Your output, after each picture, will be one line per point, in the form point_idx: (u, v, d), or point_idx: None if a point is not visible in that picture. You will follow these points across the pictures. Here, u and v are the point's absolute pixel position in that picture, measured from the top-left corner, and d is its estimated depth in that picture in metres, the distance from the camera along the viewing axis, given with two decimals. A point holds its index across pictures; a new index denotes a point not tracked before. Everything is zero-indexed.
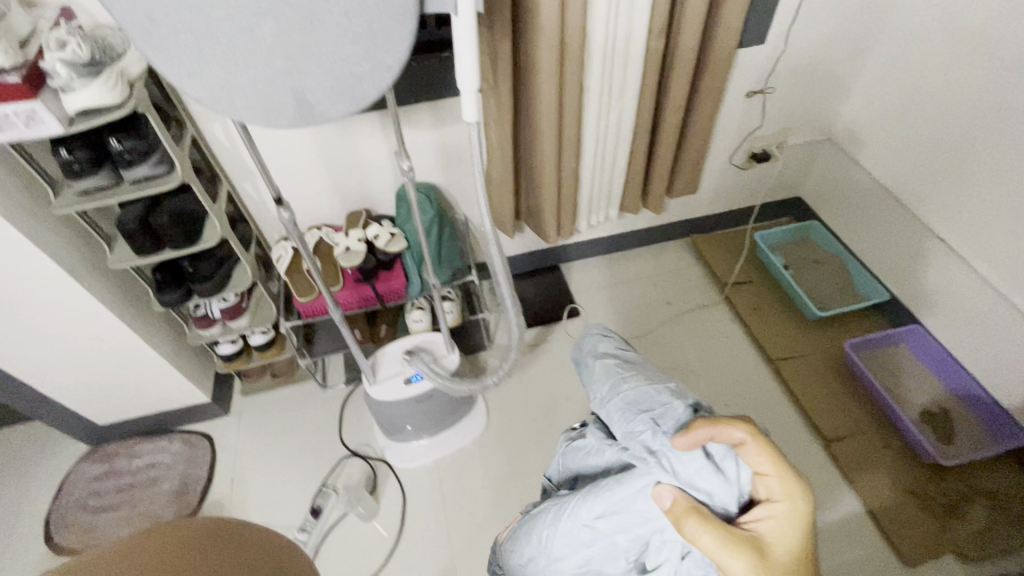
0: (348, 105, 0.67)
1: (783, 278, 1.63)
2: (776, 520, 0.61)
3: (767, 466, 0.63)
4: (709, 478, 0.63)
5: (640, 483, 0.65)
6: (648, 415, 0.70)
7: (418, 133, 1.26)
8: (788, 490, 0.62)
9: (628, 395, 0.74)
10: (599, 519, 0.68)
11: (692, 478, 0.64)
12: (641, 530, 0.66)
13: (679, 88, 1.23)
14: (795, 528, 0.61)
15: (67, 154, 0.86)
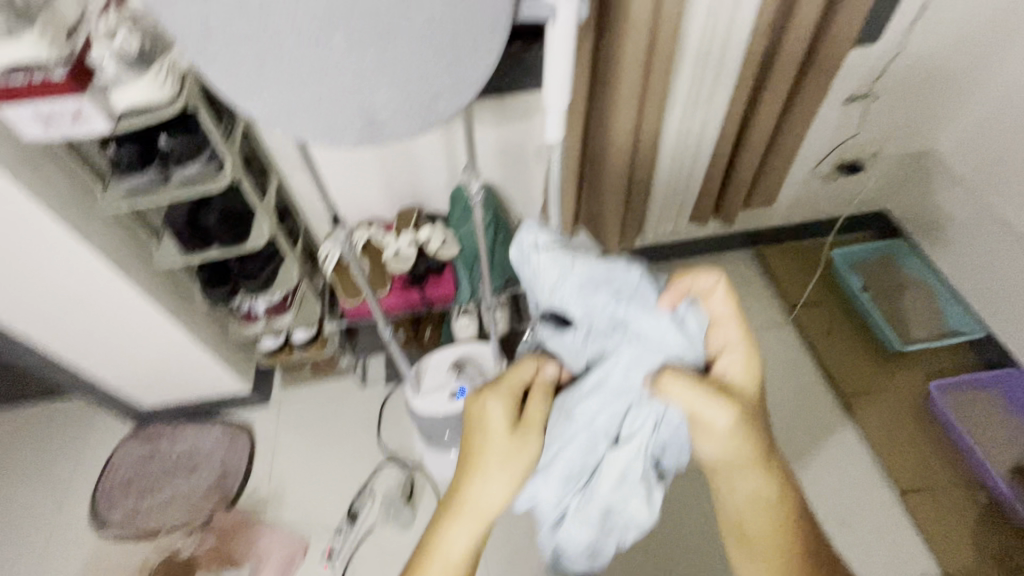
0: (421, 122, 0.59)
1: (862, 303, 1.48)
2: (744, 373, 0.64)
3: (720, 309, 0.64)
4: (682, 336, 0.62)
5: (619, 363, 0.63)
6: (610, 288, 0.63)
7: (478, 129, 1.16)
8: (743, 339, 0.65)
9: (596, 290, 0.64)
10: (587, 417, 0.65)
11: (660, 343, 0.62)
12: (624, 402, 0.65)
13: (776, 94, 1.09)
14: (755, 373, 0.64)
15: (116, 150, 0.81)
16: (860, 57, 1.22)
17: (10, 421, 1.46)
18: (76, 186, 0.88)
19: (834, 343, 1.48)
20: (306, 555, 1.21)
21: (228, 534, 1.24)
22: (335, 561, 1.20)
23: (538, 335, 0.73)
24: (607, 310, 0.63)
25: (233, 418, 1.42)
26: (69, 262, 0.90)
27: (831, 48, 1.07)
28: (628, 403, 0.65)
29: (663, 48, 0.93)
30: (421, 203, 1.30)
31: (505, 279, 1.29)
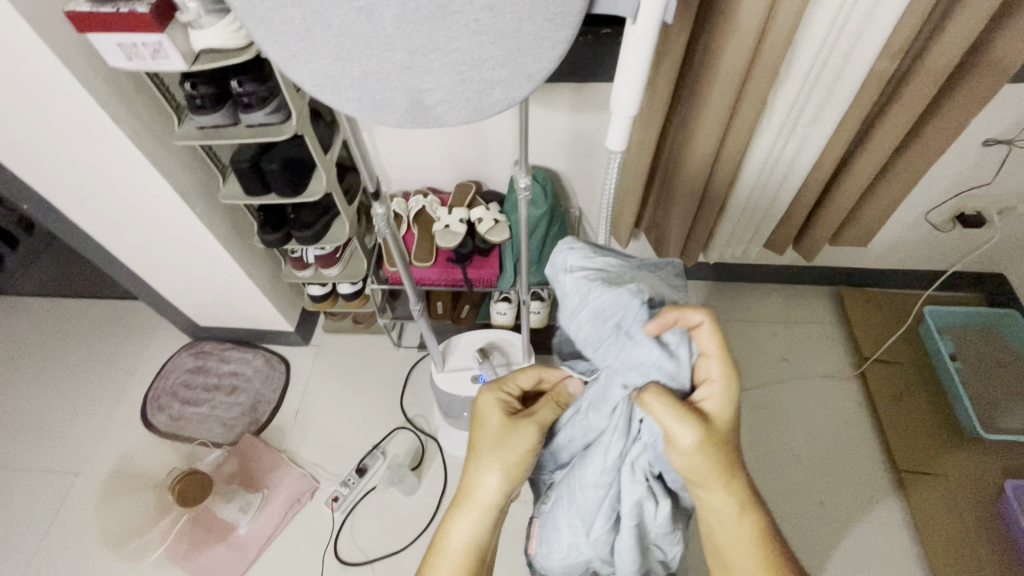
0: (471, 112, 0.55)
1: (947, 372, 1.31)
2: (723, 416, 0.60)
3: (709, 345, 0.60)
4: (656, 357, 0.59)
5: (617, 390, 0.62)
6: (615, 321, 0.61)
7: (551, 114, 1.10)
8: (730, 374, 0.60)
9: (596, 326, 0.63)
10: (598, 476, 0.64)
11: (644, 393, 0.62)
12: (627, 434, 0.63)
13: (895, 126, 0.96)
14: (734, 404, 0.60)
15: (192, 88, 0.85)
16: (1016, 96, 1.04)
17: (91, 312, 1.63)
18: (155, 113, 0.92)
19: (902, 409, 1.32)
20: (313, 496, 1.28)
21: (251, 459, 1.33)
22: (338, 508, 1.26)
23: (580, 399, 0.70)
24: (605, 345, 0.62)
25: (274, 351, 1.50)
26: (141, 184, 0.96)
27: (978, 82, 0.91)
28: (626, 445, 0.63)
29: (769, 58, 0.83)
30: (481, 180, 1.27)
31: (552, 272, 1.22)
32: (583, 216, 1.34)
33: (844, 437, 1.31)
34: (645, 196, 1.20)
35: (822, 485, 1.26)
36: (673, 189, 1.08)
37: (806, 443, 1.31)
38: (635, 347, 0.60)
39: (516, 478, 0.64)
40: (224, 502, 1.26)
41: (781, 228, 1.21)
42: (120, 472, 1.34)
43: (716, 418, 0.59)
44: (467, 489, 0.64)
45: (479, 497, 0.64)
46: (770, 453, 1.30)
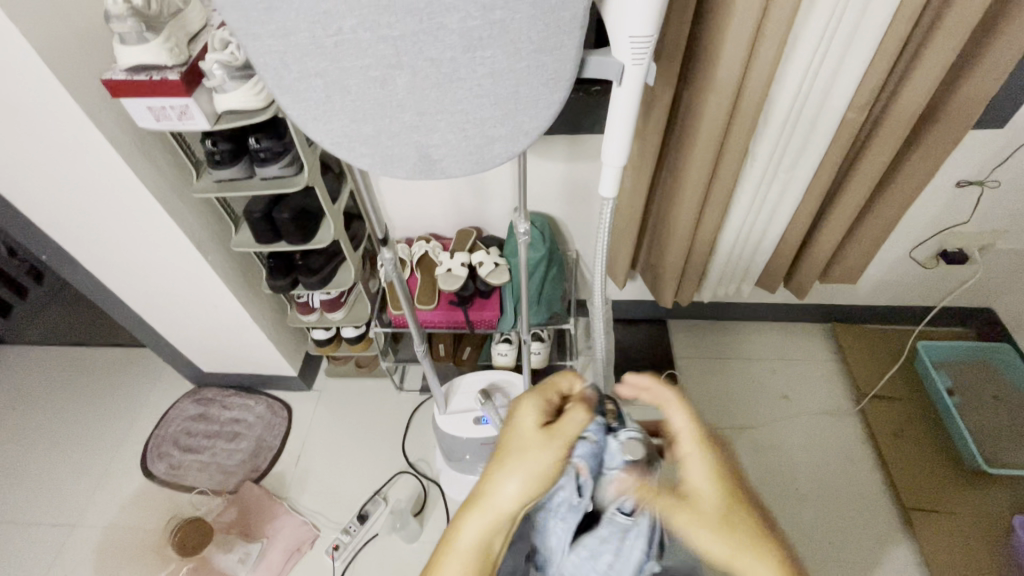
0: (473, 164, 0.60)
1: (945, 406, 1.32)
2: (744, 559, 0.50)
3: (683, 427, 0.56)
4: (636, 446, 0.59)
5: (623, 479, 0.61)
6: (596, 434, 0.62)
7: (548, 164, 1.17)
8: (727, 493, 0.52)
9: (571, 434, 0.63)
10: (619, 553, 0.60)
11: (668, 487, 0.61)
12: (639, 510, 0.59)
13: (871, 170, 1.02)
14: (722, 485, 0.52)
15: (212, 145, 0.91)
16: (981, 141, 1.11)
17: (95, 361, 1.65)
18: (175, 168, 0.98)
19: (905, 445, 1.32)
20: (314, 545, 1.26)
21: (250, 507, 1.31)
22: (337, 557, 1.23)
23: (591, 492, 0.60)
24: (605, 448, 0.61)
25: (277, 397, 1.51)
26: (158, 233, 1.01)
27: (945, 128, 0.97)
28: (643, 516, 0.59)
29: (748, 109, 0.89)
30: (482, 226, 1.33)
31: (551, 315, 1.25)
32: (580, 258, 1.39)
33: (848, 476, 1.31)
34: (640, 238, 1.25)
35: (829, 525, 1.24)
36: (665, 232, 1.13)
37: (811, 481, 1.30)
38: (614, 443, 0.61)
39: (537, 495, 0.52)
40: (223, 552, 1.25)
41: (771, 268, 1.25)
42: (118, 522, 1.32)
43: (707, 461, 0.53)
44: (480, 491, 0.52)
45: (463, 549, 0.50)
46: (776, 494, 1.29)
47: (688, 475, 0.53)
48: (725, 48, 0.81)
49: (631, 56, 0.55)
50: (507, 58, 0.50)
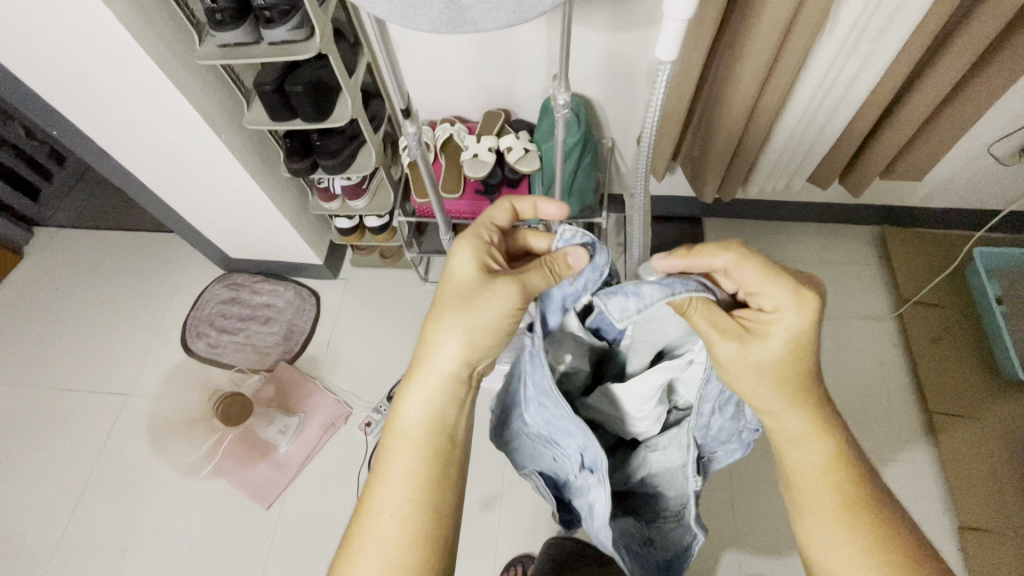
0: (510, 13, 0.51)
1: (992, 316, 1.26)
2: (789, 403, 0.55)
3: (760, 279, 0.53)
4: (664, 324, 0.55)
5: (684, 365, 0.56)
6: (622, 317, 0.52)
7: (587, 34, 1.03)
8: (796, 345, 0.54)
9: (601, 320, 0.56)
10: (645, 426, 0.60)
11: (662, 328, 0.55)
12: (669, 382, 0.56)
13: (972, 43, 0.86)
14: (798, 342, 0.54)
15: (211, 1, 0.81)
16: None
17: (127, 244, 1.67)
18: (176, 31, 0.89)
19: (939, 353, 1.29)
20: (347, 421, 1.34)
21: (286, 385, 1.39)
22: (370, 433, 1.31)
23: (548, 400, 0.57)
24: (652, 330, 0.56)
25: (305, 285, 1.53)
26: (167, 107, 0.94)
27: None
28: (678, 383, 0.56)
29: None
30: (511, 108, 1.21)
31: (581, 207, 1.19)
32: (616, 147, 1.29)
33: (875, 380, 1.29)
34: (685, 125, 1.13)
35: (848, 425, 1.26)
36: (715, 115, 1.02)
37: (833, 384, 1.30)
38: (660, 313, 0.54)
39: (479, 345, 0.58)
40: (265, 424, 1.33)
41: (828, 161, 1.13)
42: (166, 394, 1.42)
43: (774, 329, 0.54)
44: (422, 353, 0.59)
45: (405, 429, 0.58)
46: None
47: (771, 324, 0.54)
48: None
49: None
50: None
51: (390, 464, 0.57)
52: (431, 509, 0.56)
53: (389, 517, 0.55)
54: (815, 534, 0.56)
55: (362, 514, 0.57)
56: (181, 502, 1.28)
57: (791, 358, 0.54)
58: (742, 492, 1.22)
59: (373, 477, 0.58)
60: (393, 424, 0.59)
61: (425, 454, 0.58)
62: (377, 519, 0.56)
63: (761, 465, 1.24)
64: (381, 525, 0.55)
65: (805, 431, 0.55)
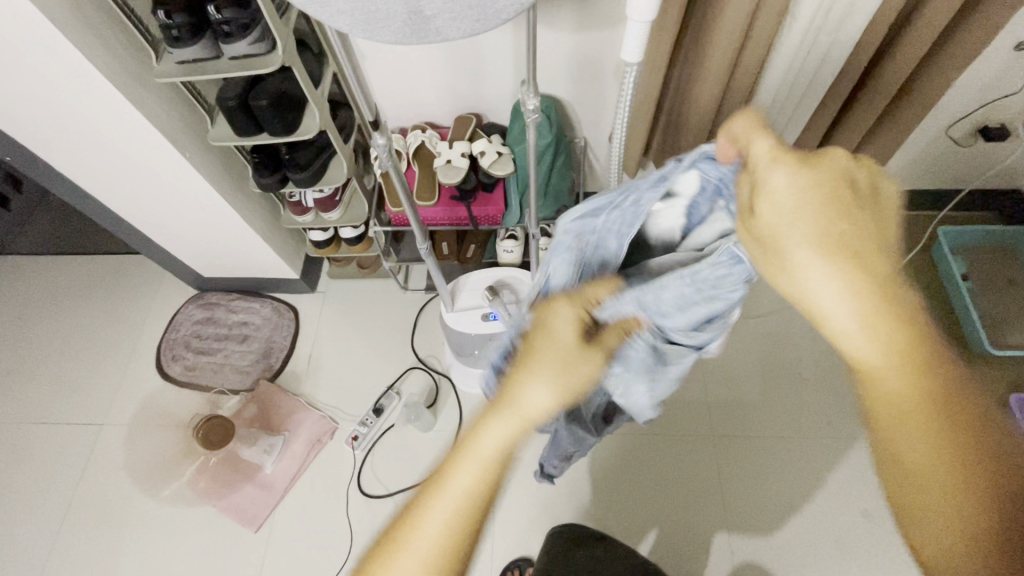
0: (474, 22, 0.50)
1: (958, 293, 1.30)
2: (876, 333, 0.38)
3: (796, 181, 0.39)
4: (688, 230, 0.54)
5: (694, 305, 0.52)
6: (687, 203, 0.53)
7: (553, 35, 1.03)
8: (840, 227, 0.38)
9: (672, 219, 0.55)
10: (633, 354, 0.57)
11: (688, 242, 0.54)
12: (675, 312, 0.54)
13: (926, 32, 0.89)
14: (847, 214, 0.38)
15: (166, 17, 0.78)
16: None
17: (91, 270, 1.61)
18: (131, 50, 0.86)
19: None
20: (334, 436, 1.32)
21: (269, 404, 1.36)
22: (358, 447, 1.30)
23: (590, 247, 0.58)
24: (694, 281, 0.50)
25: (282, 300, 1.50)
26: (126, 127, 0.91)
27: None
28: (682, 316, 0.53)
29: None
30: (482, 112, 1.21)
31: (558, 209, 1.19)
32: (589, 147, 1.29)
33: None
34: (655, 121, 1.14)
35: (829, 406, 1.29)
36: (684, 112, 1.03)
37: (812, 366, 1.33)
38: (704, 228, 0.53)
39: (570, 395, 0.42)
40: (249, 445, 1.30)
41: (795, 151, 1.16)
42: (143, 421, 1.37)
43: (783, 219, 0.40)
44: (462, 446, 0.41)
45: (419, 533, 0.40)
46: (783, 381, 1.32)
47: (792, 211, 0.39)
48: None
49: None
50: None
51: (451, 478, 0.40)
52: None
53: (425, 569, 0.39)
54: (941, 513, 0.38)
55: (390, 548, 0.40)
56: (166, 531, 1.24)
57: (827, 214, 0.38)
58: (732, 479, 1.23)
59: (430, 489, 0.41)
60: (467, 442, 0.41)
61: (496, 471, 0.40)
62: (427, 530, 0.40)
63: (748, 451, 1.26)
64: (428, 547, 0.39)
65: (931, 351, 0.38)
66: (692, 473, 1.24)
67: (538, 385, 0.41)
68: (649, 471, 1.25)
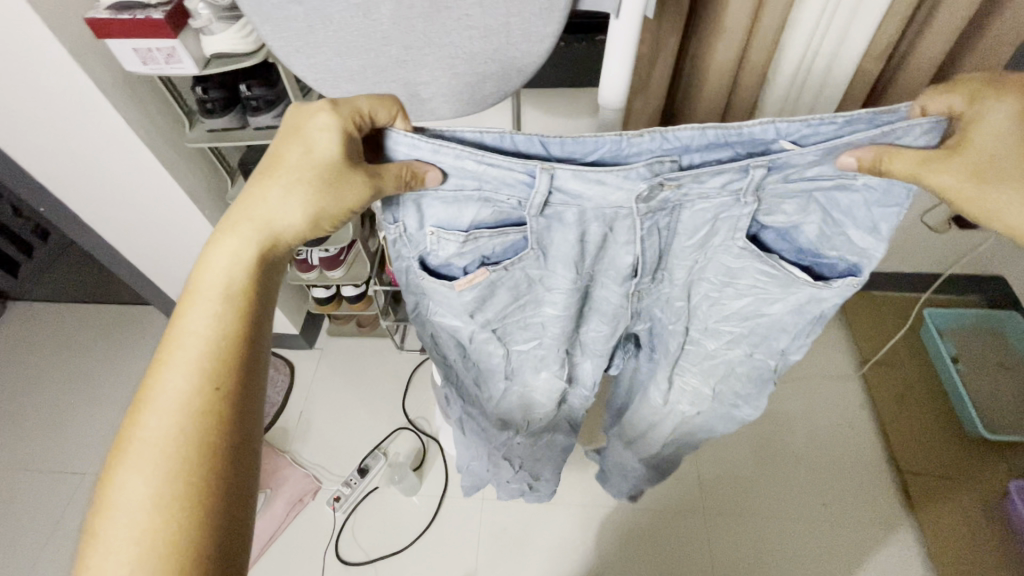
0: (464, 104, 0.58)
1: (948, 375, 1.31)
2: None
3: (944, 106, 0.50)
4: (714, 197, 0.50)
5: (676, 235, 0.55)
6: (734, 188, 0.50)
7: (548, 119, 1.13)
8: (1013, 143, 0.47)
9: (696, 209, 0.52)
10: (613, 290, 0.59)
11: (710, 215, 0.53)
12: (651, 253, 0.55)
13: None
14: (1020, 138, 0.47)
15: (203, 92, 0.88)
16: None
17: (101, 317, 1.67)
18: (167, 117, 0.96)
19: (904, 412, 1.32)
20: (315, 496, 1.29)
21: None
22: (338, 508, 1.26)
23: (570, 213, 0.51)
24: (720, 209, 0.52)
25: (280, 355, 1.53)
26: (153, 184, 1.00)
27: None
28: (658, 255, 0.56)
29: (757, 59, 0.85)
30: None
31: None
32: None
33: (845, 439, 1.31)
34: None
35: (825, 487, 1.25)
36: None
37: (805, 442, 1.32)
38: (729, 210, 0.52)
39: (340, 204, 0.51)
40: None
41: None
42: None
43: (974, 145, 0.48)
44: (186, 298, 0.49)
45: (159, 405, 0.45)
46: (775, 457, 1.30)
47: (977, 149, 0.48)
48: None
49: None
50: None
51: (174, 355, 0.47)
52: (183, 455, 0.43)
53: (167, 432, 0.44)
54: None
55: (119, 450, 0.44)
56: None
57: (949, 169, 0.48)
58: (725, 559, 1.18)
59: (131, 419, 0.45)
60: (145, 377, 0.47)
61: (213, 362, 0.47)
62: (148, 444, 0.43)
63: (741, 529, 1.21)
64: (153, 454, 0.43)
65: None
66: (674, 523, 1.23)
67: (211, 271, 0.49)
68: (638, 542, 1.21)
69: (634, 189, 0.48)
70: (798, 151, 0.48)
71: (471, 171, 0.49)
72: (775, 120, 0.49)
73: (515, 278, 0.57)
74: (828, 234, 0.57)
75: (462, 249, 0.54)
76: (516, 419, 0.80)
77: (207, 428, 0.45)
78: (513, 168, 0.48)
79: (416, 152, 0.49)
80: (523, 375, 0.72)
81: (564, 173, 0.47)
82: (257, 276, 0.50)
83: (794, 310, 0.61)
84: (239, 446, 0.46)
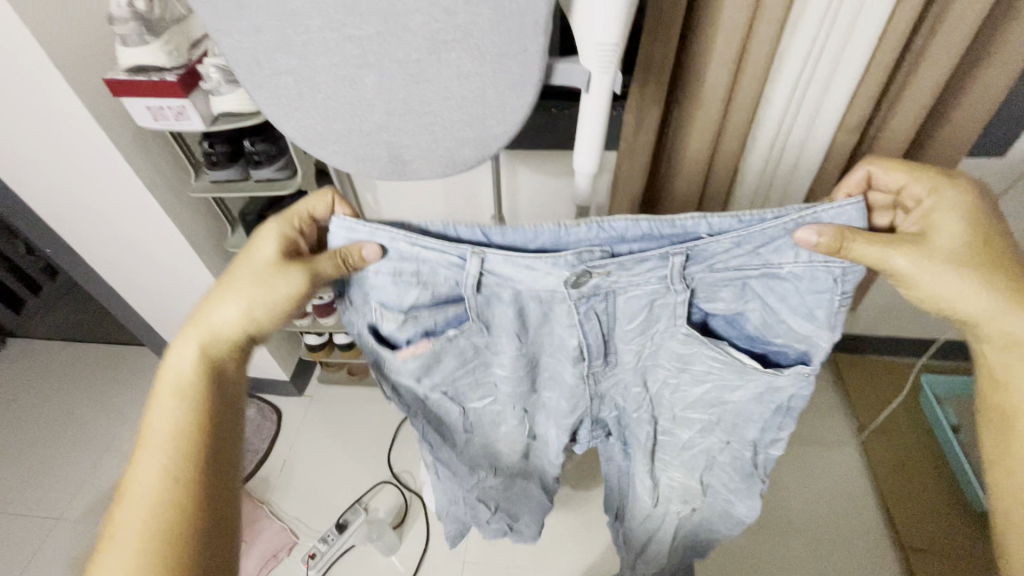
0: (445, 165, 0.61)
1: (949, 443, 1.26)
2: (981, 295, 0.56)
3: (892, 179, 0.61)
4: (645, 283, 0.53)
5: (619, 321, 0.57)
6: (662, 274, 0.53)
7: (540, 178, 1.18)
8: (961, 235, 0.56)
9: (627, 296, 0.54)
10: (561, 363, 0.61)
11: (641, 309, 0.55)
12: (597, 335, 0.57)
13: None
14: (970, 215, 0.57)
15: (209, 146, 0.93)
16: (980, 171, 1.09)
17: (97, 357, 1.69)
18: (174, 168, 1.01)
19: (904, 483, 1.27)
20: (291, 552, 1.24)
21: None
22: (313, 566, 1.20)
23: (510, 291, 0.54)
24: (657, 298, 0.54)
25: (269, 401, 1.52)
26: (155, 229, 1.03)
27: (935, 162, 0.92)
28: (604, 341, 0.58)
29: (736, 129, 0.88)
30: None
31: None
32: None
33: (843, 511, 1.26)
34: None
35: (823, 562, 1.19)
36: None
37: (802, 512, 1.26)
38: (664, 303, 0.55)
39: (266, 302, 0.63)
40: None
41: None
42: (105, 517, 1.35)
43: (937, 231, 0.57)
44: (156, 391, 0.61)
45: (135, 488, 0.57)
46: (769, 515, 1.26)
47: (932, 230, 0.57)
48: (710, 68, 0.79)
49: (598, 63, 0.54)
50: (472, 61, 0.51)
51: (147, 445, 0.59)
52: (156, 530, 0.54)
53: (141, 512, 0.55)
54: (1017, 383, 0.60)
55: (109, 528, 0.56)
56: None
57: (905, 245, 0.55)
58: None
59: (118, 500, 0.57)
60: (129, 468, 0.58)
61: (178, 451, 0.58)
62: (128, 525, 0.55)
63: None
64: (132, 535, 0.54)
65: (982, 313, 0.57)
66: None
67: (174, 368, 0.62)
68: None
69: (560, 275, 0.52)
70: (714, 241, 0.51)
71: (404, 252, 0.53)
72: (707, 215, 0.52)
73: (461, 351, 0.59)
74: (772, 323, 0.58)
75: (402, 326, 0.57)
76: (486, 465, 0.77)
77: (170, 506, 0.56)
78: (446, 251, 0.52)
79: (355, 233, 0.53)
80: (483, 428, 0.71)
81: (494, 258, 0.52)
82: (205, 372, 0.63)
83: (756, 399, 0.62)
84: (200, 521, 0.56)
